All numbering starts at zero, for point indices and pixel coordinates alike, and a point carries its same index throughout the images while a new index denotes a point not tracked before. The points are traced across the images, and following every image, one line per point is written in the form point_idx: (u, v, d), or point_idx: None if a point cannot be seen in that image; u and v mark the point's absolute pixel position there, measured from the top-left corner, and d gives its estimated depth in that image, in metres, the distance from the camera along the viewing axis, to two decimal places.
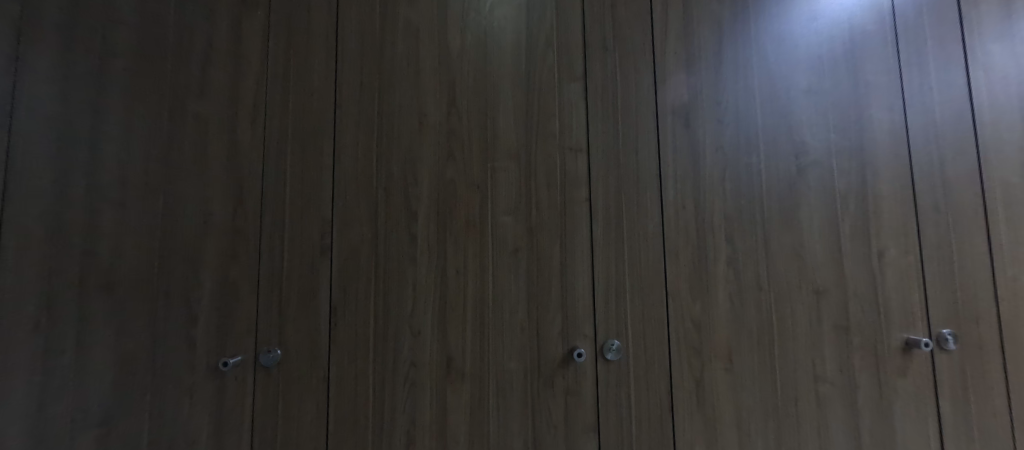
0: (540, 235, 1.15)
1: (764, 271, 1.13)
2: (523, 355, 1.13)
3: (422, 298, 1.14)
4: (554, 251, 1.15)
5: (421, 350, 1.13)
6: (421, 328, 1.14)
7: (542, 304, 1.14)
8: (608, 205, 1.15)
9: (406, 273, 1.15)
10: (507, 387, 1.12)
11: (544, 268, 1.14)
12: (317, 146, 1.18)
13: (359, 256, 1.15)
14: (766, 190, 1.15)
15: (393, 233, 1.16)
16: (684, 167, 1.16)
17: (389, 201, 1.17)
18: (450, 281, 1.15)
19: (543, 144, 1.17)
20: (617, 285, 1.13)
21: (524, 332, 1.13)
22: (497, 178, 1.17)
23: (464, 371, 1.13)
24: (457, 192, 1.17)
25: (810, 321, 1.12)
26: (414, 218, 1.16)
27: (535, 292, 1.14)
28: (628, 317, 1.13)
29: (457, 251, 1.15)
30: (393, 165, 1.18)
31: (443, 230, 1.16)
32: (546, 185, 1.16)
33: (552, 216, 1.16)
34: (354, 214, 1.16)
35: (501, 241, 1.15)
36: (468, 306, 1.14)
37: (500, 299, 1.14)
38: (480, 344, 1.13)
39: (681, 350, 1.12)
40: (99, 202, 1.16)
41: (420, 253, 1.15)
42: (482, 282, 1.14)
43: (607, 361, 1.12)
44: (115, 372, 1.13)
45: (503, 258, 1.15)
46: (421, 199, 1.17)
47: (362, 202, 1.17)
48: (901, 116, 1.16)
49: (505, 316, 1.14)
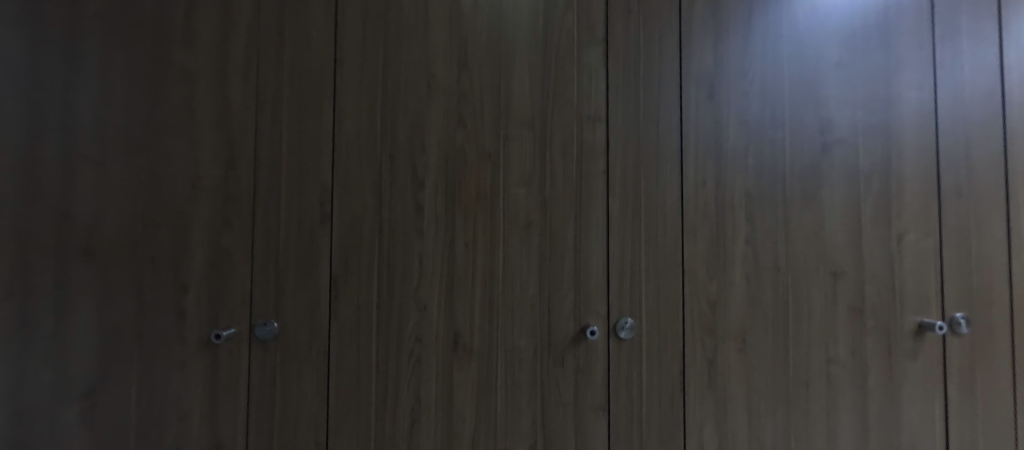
0: (554, 209, 1.10)
1: (783, 251, 1.10)
2: (534, 332, 1.09)
3: (429, 272, 1.09)
4: (569, 226, 1.10)
5: (427, 326, 1.08)
6: (427, 303, 1.09)
7: (554, 280, 1.09)
8: (626, 178, 1.10)
9: (412, 246, 1.09)
10: (516, 365, 1.09)
11: (558, 243, 1.09)
12: (316, 106, 1.09)
13: (362, 226, 1.08)
14: (790, 168, 1.11)
15: (398, 202, 1.09)
16: (706, 141, 1.11)
17: (395, 168, 1.09)
18: (459, 254, 1.09)
19: (560, 112, 1.11)
20: (633, 262, 1.09)
21: (535, 309, 1.09)
22: (510, 147, 1.10)
23: (471, 347, 1.09)
24: (468, 161, 1.10)
25: (825, 302, 1.10)
26: (421, 188, 1.09)
27: (547, 268, 1.09)
28: (643, 295, 1.09)
29: (466, 224, 1.09)
30: (399, 129, 1.10)
31: (451, 201, 1.10)
32: (562, 156, 1.10)
33: (567, 189, 1.10)
34: (357, 180, 1.09)
35: (512, 214, 1.09)
36: (477, 281, 1.09)
37: (511, 275, 1.09)
38: (489, 321, 1.09)
39: (696, 330, 1.09)
40: (76, 160, 1.06)
41: (428, 224, 1.09)
42: (493, 256, 1.09)
43: (620, 339, 1.09)
44: (99, 342, 1.06)
45: (515, 233, 1.09)
46: (429, 167, 1.10)
47: (366, 168, 1.09)
48: (930, 95, 1.12)
49: (516, 292, 1.09)
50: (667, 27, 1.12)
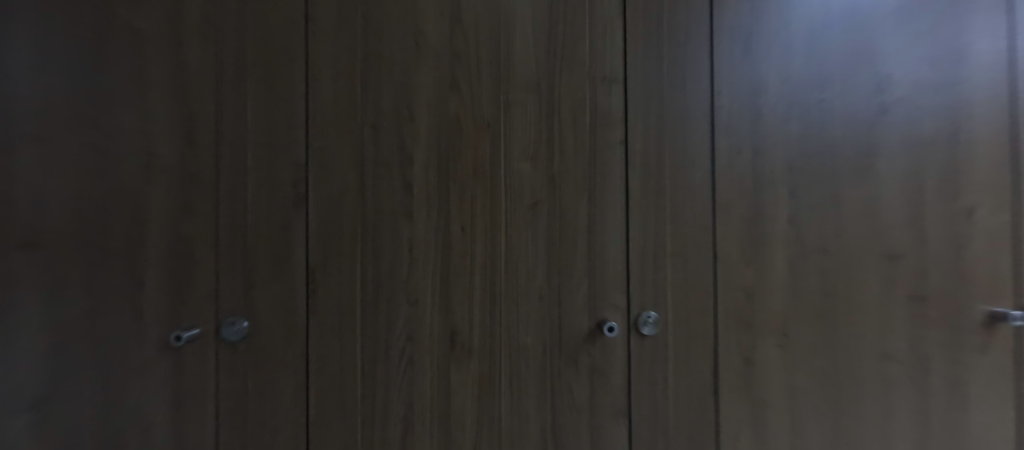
0: (564, 185, 0.94)
1: (832, 231, 0.95)
2: (542, 328, 0.94)
3: (420, 261, 0.94)
4: (581, 205, 0.94)
5: (420, 323, 0.94)
6: (419, 296, 0.94)
7: (565, 269, 0.94)
8: (647, 148, 0.95)
9: (401, 230, 0.94)
10: (522, 366, 0.95)
11: (569, 224, 0.94)
12: (287, 70, 0.94)
13: (342, 208, 0.94)
14: (840, 133, 0.95)
15: (383, 180, 0.94)
16: (741, 104, 0.95)
17: (379, 141, 0.94)
18: (455, 240, 0.94)
19: (569, 73, 0.95)
20: (656, 246, 0.94)
21: (544, 302, 0.94)
22: (512, 114, 0.95)
23: (471, 347, 0.94)
24: (462, 132, 0.95)
25: (880, 290, 0.95)
26: (409, 164, 0.94)
27: (557, 254, 0.94)
28: (667, 283, 0.94)
29: (462, 205, 0.94)
30: (383, 96, 0.94)
31: (444, 179, 0.95)
32: (572, 123, 0.95)
33: (580, 162, 0.95)
34: (335, 156, 0.94)
35: (515, 193, 0.94)
36: (476, 270, 0.94)
37: (515, 262, 0.94)
38: (489, 316, 0.94)
39: (729, 323, 0.95)
40: (9, 137, 0.92)
41: (417, 204, 0.94)
42: (493, 241, 0.94)
43: (642, 336, 0.94)
44: (45, 346, 0.93)
45: (519, 214, 0.94)
46: (418, 139, 0.95)
47: (346, 141, 0.94)
48: (1008, 44, 0.95)
49: (521, 282, 0.94)
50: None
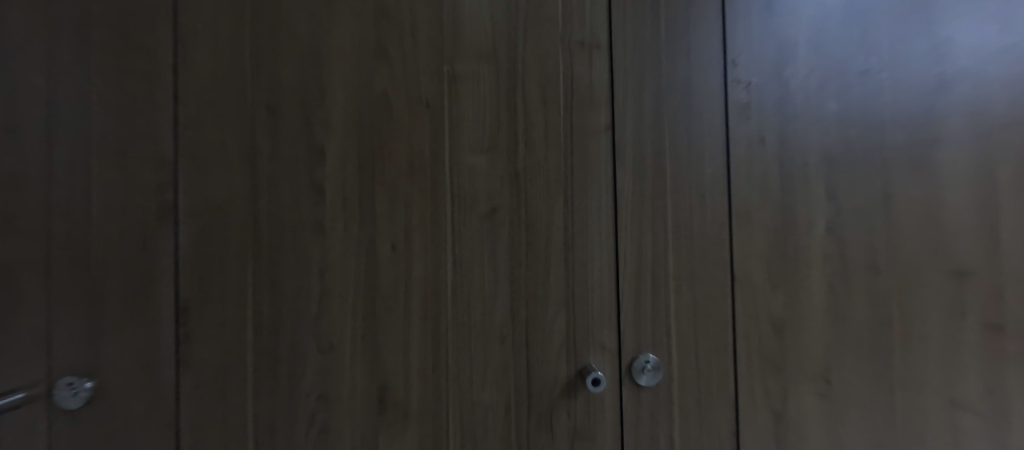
0: (531, 187, 0.70)
1: (884, 243, 0.72)
2: (503, 380, 0.70)
3: (335, 291, 0.69)
4: (554, 213, 0.70)
5: (336, 376, 0.68)
6: (336, 339, 0.69)
7: (534, 298, 0.70)
8: (641, 136, 0.71)
9: (310, 250, 0.68)
10: (478, 432, 0.69)
11: (539, 239, 0.70)
12: (149, 32, 0.67)
13: (228, 222, 0.67)
14: (891, 113, 0.73)
15: (286, 182, 0.68)
16: (765, 76, 0.72)
17: (278, 129, 0.68)
18: (383, 262, 0.69)
19: (536, 35, 0.71)
20: (656, 266, 0.70)
21: (506, 345, 0.70)
22: (460, 91, 0.70)
23: (407, 407, 0.69)
24: (392, 115, 0.70)
25: (947, 317, 0.73)
26: (320, 159, 0.69)
27: (523, 279, 0.70)
28: (671, 316, 0.70)
29: (393, 214, 0.69)
30: (283, 68, 0.69)
31: (368, 178, 0.69)
32: (541, 103, 0.71)
33: (552, 156, 0.71)
34: (218, 149, 0.67)
35: (466, 197, 0.69)
36: (413, 303, 0.69)
37: (467, 291, 0.69)
38: (433, 365, 0.69)
39: (755, 368, 0.71)
40: None
41: (332, 214, 0.69)
42: (437, 263, 0.69)
43: (637, 387, 0.70)
44: None
45: (472, 225, 0.70)
46: (331, 125, 0.69)
47: (233, 129, 0.68)
48: None
49: (475, 317, 0.69)
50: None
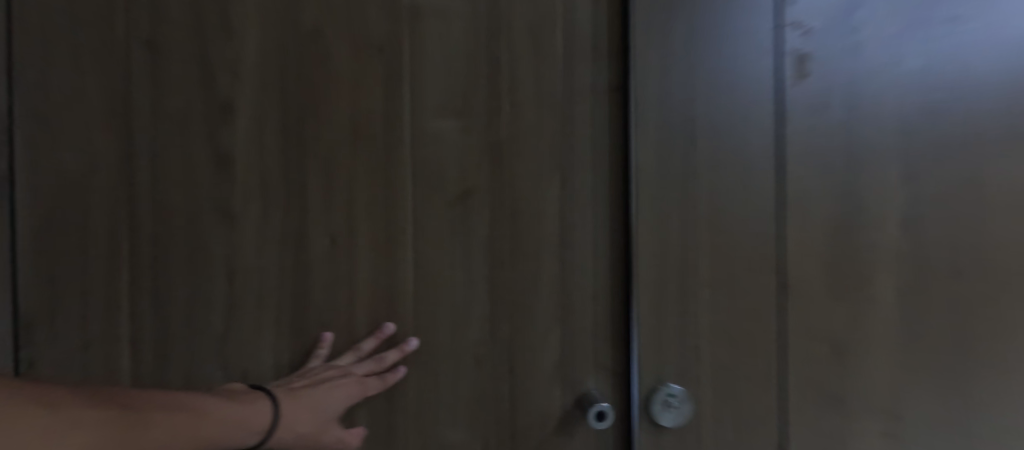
0: (519, 165, 0.51)
1: (969, 242, 0.56)
2: (480, 426, 0.51)
3: (250, 309, 0.46)
4: (550, 202, 0.52)
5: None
6: (253, 377, 0.47)
7: (522, 316, 0.52)
8: (672, 92, 0.52)
9: (212, 252, 0.45)
10: None
11: (529, 227, 0.52)
12: None
13: (82, 212, 0.42)
14: (986, 74, 0.56)
15: (176, 149, 0.44)
16: (826, 22, 0.54)
17: (161, 65, 0.43)
18: (319, 262, 0.48)
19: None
20: (687, 267, 0.52)
21: (484, 379, 0.51)
22: (424, 26, 0.49)
23: None
24: (329, 51, 0.47)
25: None
26: (228, 114, 0.45)
27: (509, 290, 0.52)
28: (703, 333, 0.52)
29: (333, 194, 0.48)
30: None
31: (298, 143, 0.47)
32: (533, 45, 0.52)
33: (546, 117, 0.52)
34: (63, 94, 0.41)
35: (432, 173, 0.50)
36: (356, 326, 0.49)
37: (432, 301, 0.50)
38: (386, 402, 0.49)
39: (805, 402, 0.54)
40: None
41: (246, 195, 0.46)
42: (389, 270, 0.49)
43: (658, 429, 0.53)
44: None
45: (439, 211, 0.50)
46: (245, 64, 0.45)
47: (88, 62, 0.41)
48: None
49: (442, 343, 0.51)
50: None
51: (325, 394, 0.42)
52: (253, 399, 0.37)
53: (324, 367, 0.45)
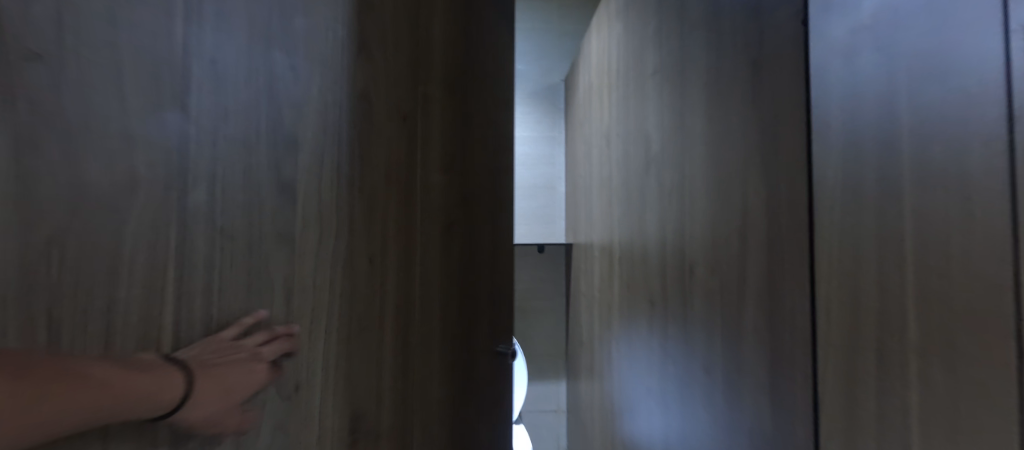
0: (472, 201, 0.86)
1: None
2: (449, 373, 0.80)
3: (303, 317, 0.54)
4: (484, 222, 0.92)
5: (299, 426, 0.53)
6: (301, 379, 0.54)
7: (473, 291, 0.87)
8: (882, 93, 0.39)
9: (270, 275, 0.50)
10: (431, 428, 0.76)
11: (469, 236, 0.86)
12: None
13: (119, 249, 0.38)
14: None
15: (238, 179, 0.47)
16: None
17: (229, 116, 0.46)
18: (361, 275, 0.62)
19: (479, 89, 0.92)
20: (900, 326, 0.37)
21: (452, 340, 0.80)
22: (430, 111, 0.76)
23: (380, 430, 0.65)
24: (355, 116, 0.61)
25: None
26: (291, 154, 0.52)
27: (466, 279, 0.85)
28: (903, 413, 0.38)
29: (371, 226, 0.63)
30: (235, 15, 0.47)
31: (353, 181, 0.60)
32: (483, 132, 0.92)
33: (467, 175, 0.85)
34: (102, 103, 0.37)
35: (432, 211, 0.75)
36: (387, 317, 0.66)
37: (433, 294, 0.75)
38: (383, 380, 0.66)
39: None
40: None
41: (306, 222, 0.54)
42: (410, 272, 0.71)
43: None
44: None
45: (437, 234, 0.76)
46: (306, 113, 0.54)
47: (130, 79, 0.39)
48: None
49: (433, 322, 0.75)
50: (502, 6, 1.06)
51: (232, 377, 0.44)
52: (164, 371, 0.39)
53: (231, 346, 0.45)
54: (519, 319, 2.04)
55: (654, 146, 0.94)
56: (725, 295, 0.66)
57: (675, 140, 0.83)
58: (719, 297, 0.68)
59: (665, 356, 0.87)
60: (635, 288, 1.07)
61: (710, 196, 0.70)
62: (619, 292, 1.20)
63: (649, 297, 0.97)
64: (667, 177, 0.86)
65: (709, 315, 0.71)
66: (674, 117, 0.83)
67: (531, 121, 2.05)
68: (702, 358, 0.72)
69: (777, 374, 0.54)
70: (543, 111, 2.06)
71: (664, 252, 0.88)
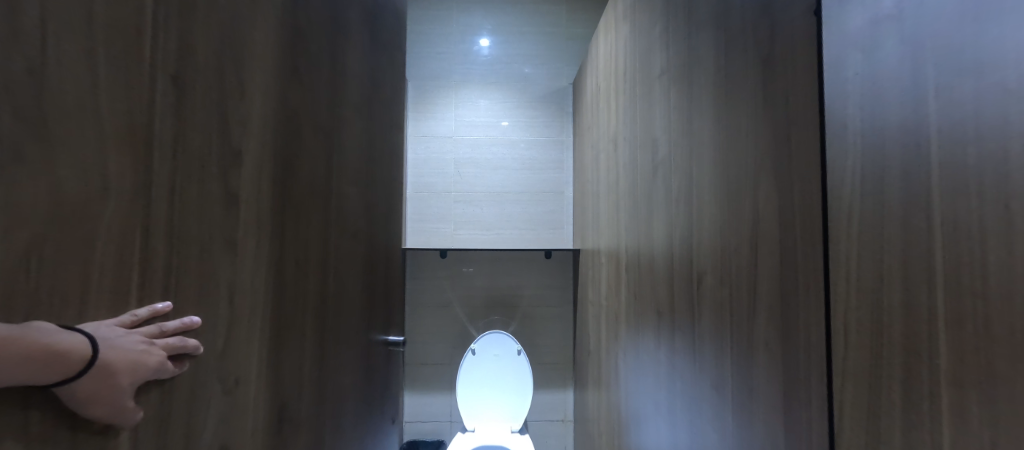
0: (371, 214, 0.92)
1: None
2: (355, 366, 0.85)
3: (243, 320, 0.53)
4: (378, 230, 0.97)
5: (239, 422, 0.52)
6: (240, 375, 0.53)
7: (368, 295, 0.93)
8: (899, 95, 0.36)
9: (218, 279, 0.49)
10: (341, 421, 0.79)
11: (365, 246, 0.91)
12: None
13: (91, 251, 0.36)
14: None
15: (194, 186, 0.46)
16: None
17: (187, 119, 0.45)
18: (288, 279, 0.62)
19: (381, 109, 0.97)
20: (929, 345, 0.34)
21: (355, 333, 0.86)
22: (343, 127, 0.78)
23: (298, 418, 0.65)
24: (289, 131, 0.62)
25: None
26: (238, 163, 0.51)
27: (366, 280, 0.91)
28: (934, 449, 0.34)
29: (297, 230, 0.64)
30: (198, 22, 0.46)
31: (284, 189, 0.61)
32: (381, 150, 0.98)
33: (366, 187, 0.90)
34: (78, 107, 0.35)
35: (342, 219, 0.79)
36: (308, 314, 0.68)
37: (340, 297, 0.79)
38: (306, 378, 0.67)
39: None
40: None
41: (247, 230, 0.53)
42: (325, 275, 0.73)
43: None
44: None
45: (345, 240, 0.80)
46: (250, 125, 0.53)
47: (106, 81, 0.37)
48: None
49: (340, 320, 0.79)
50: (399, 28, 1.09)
51: (126, 360, 0.39)
52: (66, 337, 0.35)
53: (129, 333, 0.40)
54: (526, 327, 2.00)
55: (661, 151, 0.90)
56: (735, 309, 0.62)
57: (683, 143, 0.79)
58: (729, 311, 0.64)
59: (673, 370, 0.83)
60: (642, 298, 1.03)
61: (719, 203, 0.66)
62: (626, 302, 1.16)
63: (656, 308, 0.93)
64: (675, 183, 0.82)
65: (719, 330, 0.67)
66: (682, 120, 0.80)
67: (538, 126, 2.02)
68: (712, 375, 0.68)
69: (792, 396, 0.50)
70: (550, 115, 2.03)
71: (671, 261, 0.85)
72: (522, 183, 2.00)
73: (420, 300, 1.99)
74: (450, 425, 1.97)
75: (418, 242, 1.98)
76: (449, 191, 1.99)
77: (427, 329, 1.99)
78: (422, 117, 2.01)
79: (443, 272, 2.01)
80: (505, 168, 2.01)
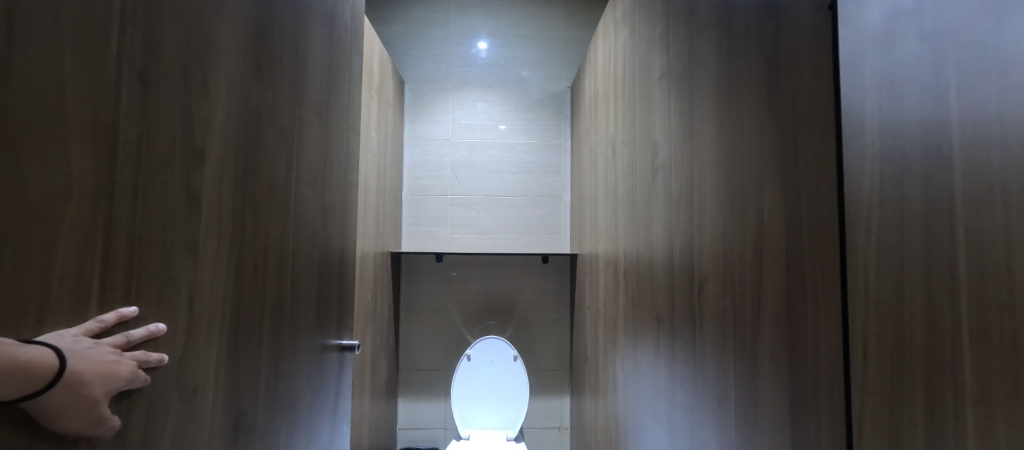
0: (331, 217, 0.87)
1: None
2: (313, 370, 0.80)
3: (203, 326, 0.50)
4: (338, 230, 0.92)
5: (199, 432, 0.49)
6: (199, 382, 0.50)
7: (326, 298, 0.87)
8: (917, 95, 0.35)
9: (178, 284, 0.46)
10: (297, 431, 0.73)
11: (322, 249, 0.85)
12: None
13: (51, 255, 0.34)
14: None
15: (158, 186, 0.43)
16: None
17: (152, 117, 0.42)
18: (247, 281, 0.59)
19: (342, 108, 0.93)
20: (953, 362, 0.32)
21: (314, 336, 0.81)
22: (304, 126, 0.74)
23: (254, 423, 0.60)
24: (251, 131, 0.58)
25: None
26: (202, 163, 0.49)
27: (325, 280, 0.86)
28: None
29: (257, 232, 0.61)
30: (165, 17, 0.43)
31: (245, 189, 0.57)
32: (343, 150, 0.93)
33: (325, 191, 0.84)
34: (42, 102, 0.33)
35: (302, 221, 0.74)
36: (266, 318, 0.64)
37: (297, 303, 0.74)
38: (266, 383, 0.64)
39: None
40: None
41: (208, 232, 0.50)
42: (283, 278, 0.68)
43: None
44: None
45: (303, 242, 0.75)
46: (215, 123, 0.50)
47: (70, 76, 0.35)
48: None
49: (296, 323, 0.74)
50: (358, 29, 1.03)
51: (93, 372, 0.37)
52: (29, 349, 0.33)
53: (92, 345, 0.37)
54: (522, 334, 1.97)
55: (661, 154, 0.88)
56: (739, 317, 0.59)
57: (682, 148, 0.78)
58: (732, 321, 0.61)
59: (673, 380, 0.80)
60: (640, 305, 1.01)
61: (721, 207, 0.64)
62: (625, 309, 1.13)
63: (656, 316, 0.91)
64: (675, 186, 0.80)
65: (720, 341, 0.65)
66: (682, 123, 0.78)
67: (535, 129, 2.00)
68: (714, 387, 0.66)
69: (799, 411, 0.48)
70: (548, 118, 2.01)
71: (671, 267, 0.82)
72: (518, 186, 1.98)
73: (415, 305, 1.96)
74: (445, 432, 1.94)
75: (413, 245, 1.96)
76: (444, 193, 1.97)
77: (423, 334, 1.96)
78: (419, 119, 1.99)
79: (439, 276, 1.98)
80: (502, 171, 1.99)
